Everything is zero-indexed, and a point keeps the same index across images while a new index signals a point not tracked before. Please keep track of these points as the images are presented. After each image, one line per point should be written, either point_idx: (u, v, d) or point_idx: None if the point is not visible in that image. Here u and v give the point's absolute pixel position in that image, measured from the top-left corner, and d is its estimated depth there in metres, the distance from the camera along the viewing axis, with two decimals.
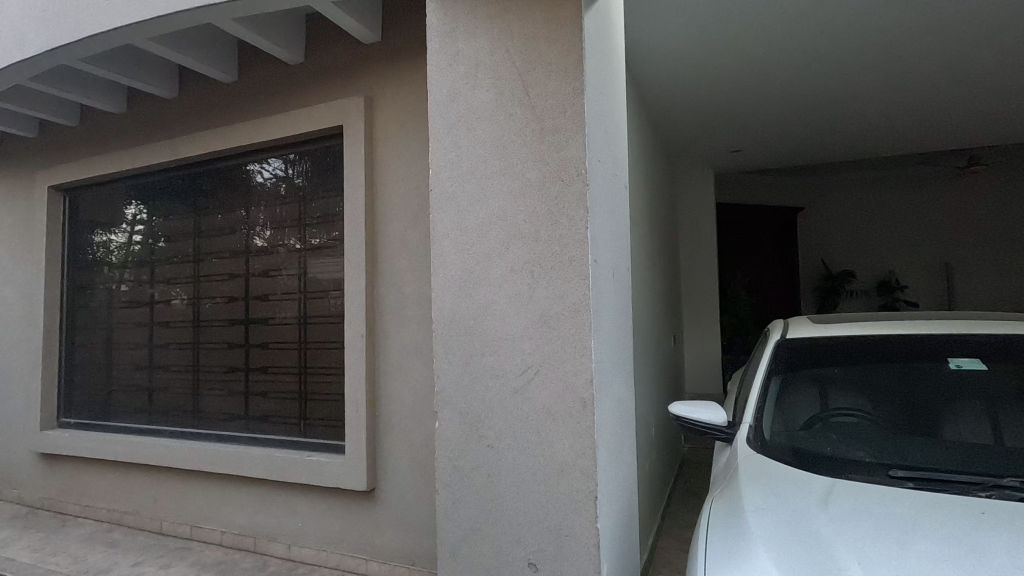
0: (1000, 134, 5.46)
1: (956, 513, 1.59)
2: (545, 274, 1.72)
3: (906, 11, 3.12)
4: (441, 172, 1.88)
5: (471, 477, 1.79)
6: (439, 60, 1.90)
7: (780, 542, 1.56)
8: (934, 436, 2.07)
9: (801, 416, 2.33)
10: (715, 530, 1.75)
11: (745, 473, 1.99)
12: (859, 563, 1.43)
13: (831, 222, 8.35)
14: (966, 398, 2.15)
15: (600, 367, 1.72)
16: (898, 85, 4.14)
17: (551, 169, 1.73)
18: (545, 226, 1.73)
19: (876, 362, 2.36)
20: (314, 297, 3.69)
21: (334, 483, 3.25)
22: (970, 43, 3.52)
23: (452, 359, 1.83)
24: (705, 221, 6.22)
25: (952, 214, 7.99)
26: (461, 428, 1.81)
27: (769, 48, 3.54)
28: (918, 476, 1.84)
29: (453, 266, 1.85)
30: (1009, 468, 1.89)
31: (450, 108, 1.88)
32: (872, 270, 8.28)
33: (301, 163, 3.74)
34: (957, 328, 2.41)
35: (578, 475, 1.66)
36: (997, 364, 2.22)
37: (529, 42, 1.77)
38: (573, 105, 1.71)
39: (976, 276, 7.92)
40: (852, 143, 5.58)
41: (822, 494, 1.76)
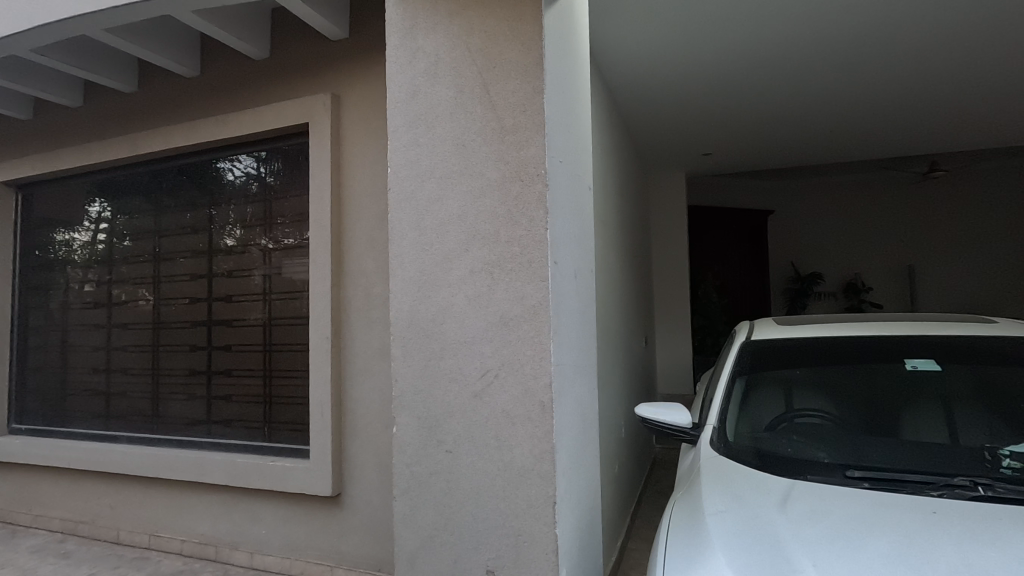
0: (960, 141, 5.64)
1: (908, 513, 1.61)
2: (504, 276, 1.70)
3: (869, 19, 3.19)
4: (400, 171, 1.83)
5: (430, 483, 1.75)
6: (398, 56, 1.85)
7: (737, 544, 1.56)
8: (892, 435, 2.11)
9: (765, 417, 2.35)
10: (675, 532, 1.74)
11: (706, 474, 2.00)
12: (814, 565, 1.43)
13: (801, 225, 8.53)
14: (922, 398, 2.19)
15: (561, 370, 1.70)
16: (863, 92, 4.24)
17: (510, 169, 1.70)
18: (505, 226, 1.70)
19: (837, 363, 2.40)
20: (282, 298, 3.60)
21: (298, 488, 3.17)
22: (931, 53, 3.62)
23: (410, 362, 1.79)
24: (677, 222, 6.27)
25: (916, 218, 8.22)
26: (420, 433, 1.77)
27: (738, 52, 3.57)
28: (873, 477, 1.87)
29: (412, 268, 1.81)
30: (962, 465, 1.92)
31: (410, 106, 1.83)
32: (839, 272, 8.47)
33: (271, 161, 3.65)
34: (914, 330, 2.46)
35: (536, 480, 1.63)
36: (951, 364, 2.27)
37: (489, 41, 1.75)
38: (533, 104, 1.68)
39: (937, 279, 8.18)
40: (819, 148, 5.69)
41: (782, 496, 1.77)
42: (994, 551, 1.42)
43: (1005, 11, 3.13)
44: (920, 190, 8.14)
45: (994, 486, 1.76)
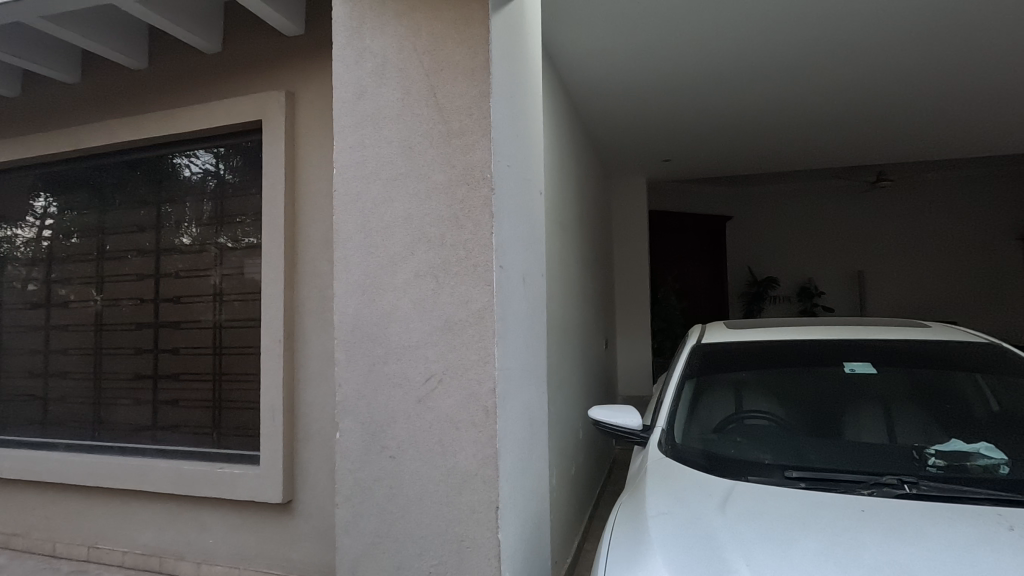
0: (903, 152, 5.90)
1: (841, 512, 1.66)
2: (449, 280, 1.69)
3: (816, 31, 3.30)
4: (346, 172, 1.80)
5: (373, 490, 1.72)
6: (345, 55, 1.82)
7: (677, 546, 1.58)
8: (830, 435, 2.18)
9: (713, 418, 2.40)
10: (618, 534, 1.76)
11: (653, 476, 2.03)
12: (747, 564, 1.46)
13: (757, 230, 8.81)
14: (860, 400, 2.28)
15: (506, 374, 1.70)
16: (814, 101, 4.37)
17: (456, 173, 1.69)
18: (450, 230, 1.69)
19: (782, 365, 2.48)
20: (236, 299, 3.49)
21: (248, 495, 3.07)
22: (874, 65, 3.77)
23: (355, 367, 1.76)
24: (638, 228, 6.37)
25: (865, 225, 8.56)
26: (364, 438, 1.74)
27: (696, 60, 3.62)
28: (810, 477, 1.93)
29: (356, 270, 1.78)
30: (894, 463, 2.00)
31: (356, 107, 1.81)
32: (794, 276, 8.74)
33: (230, 158, 3.52)
34: (853, 335, 2.57)
35: (480, 485, 1.63)
36: (886, 367, 2.38)
37: (436, 43, 1.73)
38: (480, 107, 1.68)
39: (886, 284, 8.50)
40: (773, 156, 5.86)
41: (723, 497, 1.81)
42: (916, 547, 1.48)
43: (942, 28, 3.29)
44: (869, 198, 8.51)
45: (919, 484, 1.83)
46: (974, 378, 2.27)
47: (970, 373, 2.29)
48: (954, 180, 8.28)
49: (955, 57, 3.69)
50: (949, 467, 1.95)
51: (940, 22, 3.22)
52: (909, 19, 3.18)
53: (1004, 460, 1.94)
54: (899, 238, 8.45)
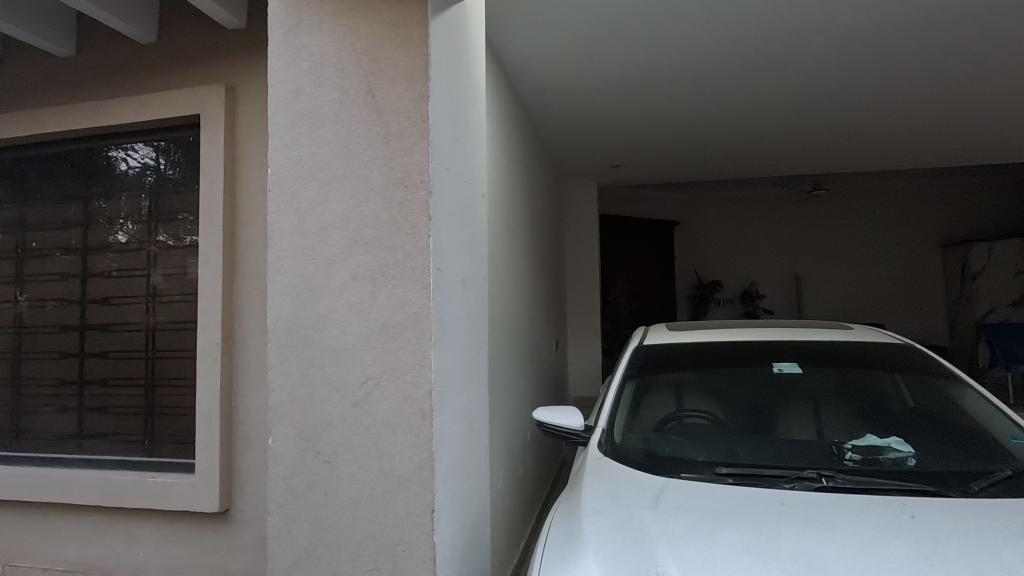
0: (834, 163, 6.23)
1: (762, 507, 1.74)
2: (386, 282, 1.68)
3: (755, 45, 3.44)
4: (281, 171, 1.76)
5: (307, 496, 1.69)
6: (281, 52, 1.78)
7: (608, 545, 1.62)
8: (759, 432, 2.29)
9: (652, 418, 2.48)
10: (554, 533, 1.79)
11: (590, 475, 2.07)
12: (674, 559, 1.52)
13: (704, 235, 9.12)
14: (788, 399, 2.40)
15: (443, 376, 1.70)
16: (755, 111, 4.54)
17: (394, 175, 1.69)
18: (388, 233, 1.69)
19: (717, 366, 2.59)
20: (172, 301, 3.34)
21: (182, 505, 2.95)
22: (805, 80, 3.97)
23: (289, 371, 1.72)
24: (589, 231, 6.51)
25: (803, 232, 9.00)
26: (297, 444, 1.70)
27: (642, 68, 3.70)
28: (738, 472, 2.01)
29: (291, 272, 1.74)
30: (815, 457, 2.11)
31: (292, 106, 1.77)
32: (738, 280, 9.09)
33: (170, 153, 3.37)
34: (783, 337, 2.71)
35: (415, 488, 1.63)
36: (811, 367, 2.51)
37: (375, 44, 1.72)
38: (418, 110, 1.68)
39: (822, 288, 8.95)
40: (717, 164, 6.07)
41: (655, 495, 1.86)
42: (828, 536, 1.56)
43: (869, 46, 3.48)
44: (806, 206, 8.96)
45: (836, 477, 1.94)
46: (894, 378, 2.43)
47: (890, 374, 2.45)
48: (883, 190, 8.83)
49: (881, 75, 3.90)
50: (864, 460, 2.07)
51: (868, 41, 3.41)
52: (839, 36, 3.35)
53: (912, 452, 2.08)
54: (833, 244, 8.93)
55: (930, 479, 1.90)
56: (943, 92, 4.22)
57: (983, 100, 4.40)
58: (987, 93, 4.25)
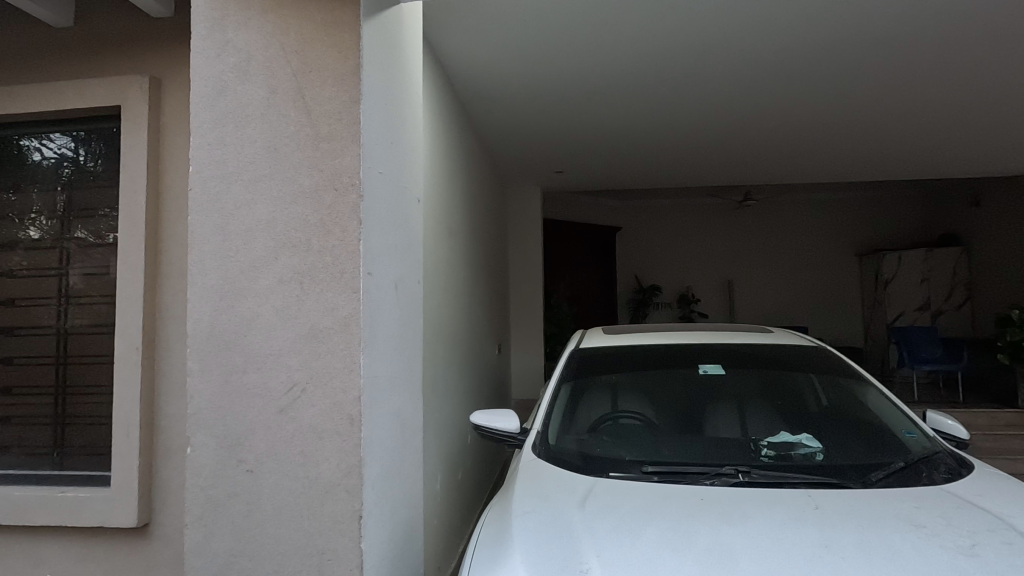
0: (762, 176, 6.56)
1: (682, 504, 1.82)
2: (314, 286, 1.65)
3: (690, 60, 3.55)
4: (203, 170, 1.70)
5: (227, 507, 1.64)
6: (205, 47, 1.72)
7: (534, 545, 1.65)
8: (685, 432, 2.39)
9: (586, 419, 2.55)
10: (484, 536, 1.81)
11: (523, 477, 2.10)
12: (596, 556, 1.57)
13: (644, 242, 9.44)
14: (712, 400, 2.52)
15: (373, 381, 1.69)
16: (692, 123, 4.69)
17: (324, 177, 1.67)
18: (316, 235, 1.66)
19: (647, 368, 2.69)
20: (89, 302, 3.10)
21: (95, 521, 2.76)
22: (733, 97, 4.15)
23: (209, 376, 1.66)
24: (532, 235, 6.59)
25: (736, 239, 9.48)
26: (217, 452, 1.65)
27: (584, 76, 3.75)
28: (663, 470, 2.10)
29: (213, 275, 1.68)
30: (734, 454, 2.22)
31: (216, 103, 1.71)
32: (675, 284, 9.44)
33: (92, 144, 3.13)
34: (709, 339, 2.85)
35: (342, 495, 1.61)
36: (733, 368, 2.65)
37: (305, 44, 1.69)
38: (349, 113, 1.67)
39: (752, 293, 9.43)
40: (656, 172, 6.27)
41: (583, 495, 1.92)
42: (740, 529, 1.65)
43: (795, 66, 3.67)
44: (738, 215, 9.45)
45: (751, 472, 2.06)
46: (809, 378, 2.60)
47: (804, 374, 2.62)
48: (807, 202, 9.42)
49: (807, 93, 4.12)
50: (778, 456, 2.21)
51: (794, 61, 3.59)
52: (769, 55, 3.51)
53: (820, 448, 2.23)
54: (762, 251, 9.44)
55: (835, 472, 2.05)
56: (857, 112, 4.51)
57: (896, 121, 4.74)
58: (898, 115, 4.59)
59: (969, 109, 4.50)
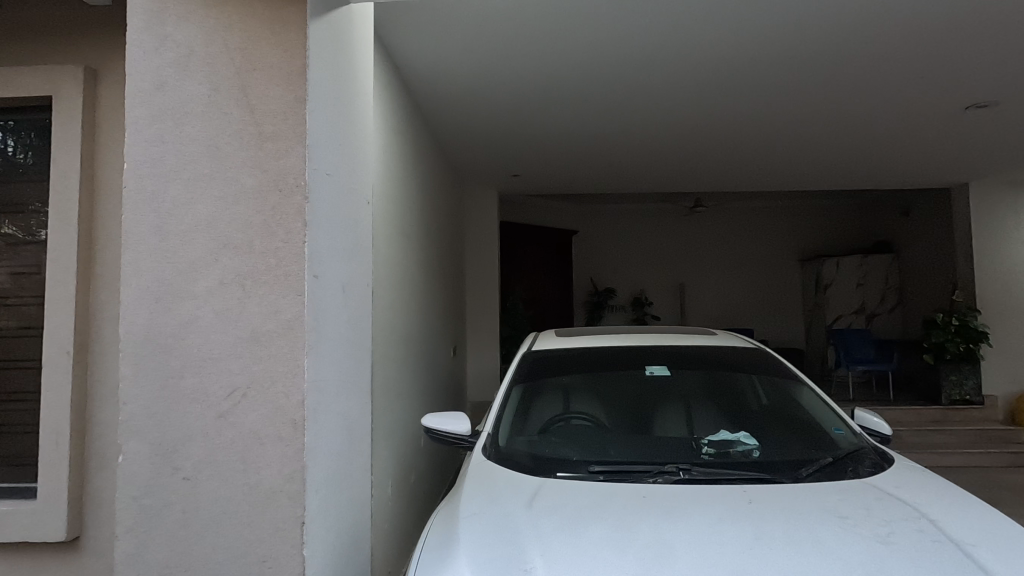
0: (710, 183, 6.80)
1: (625, 501, 1.88)
2: (256, 289, 1.63)
3: (640, 68, 3.63)
4: (139, 167, 1.64)
5: (162, 516, 1.59)
6: (143, 40, 1.66)
7: (480, 546, 1.67)
8: (632, 432, 2.46)
9: (538, 420, 2.58)
10: (431, 538, 1.81)
11: (472, 479, 2.11)
12: (541, 554, 1.60)
13: (599, 246, 9.64)
14: (658, 401, 2.60)
15: (318, 385, 1.67)
16: (644, 130, 4.80)
17: (268, 178, 1.64)
18: (260, 237, 1.63)
19: (596, 371, 2.75)
20: (17, 303, 2.87)
21: (17, 535, 2.59)
22: (684, 106, 4.28)
23: (143, 382, 1.60)
24: (488, 238, 6.62)
25: (687, 243, 9.79)
26: (152, 460, 1.60)
27: (538, 81, 3.80)
28: (609, 470, 2.16)
29: (149, 276, 1.63)
30: (677, 453, 2.30)
31: (154, 98, 1.66)
32: (629, 287, 9.65)
33: (21, 134, 2.90)
34: (656, 341, 2.94)
35: (285, 501, 1.59)
36: (678, 369, 2.74)
37: (249, 41, 1.66)
38: (295, 113, 1.65)
39: (702, 296, 9.75)
40: (610, 177, 6.41)
41: (531, 495, 1.95)
42: (678, 524, 1.72)
43: (739, 78, 3.81)
44: (689, 221, 9.77)
45: (691, 469, 2.14)
46: (748, 379, 2.72)
47: (744, 374, 2.74)
48: (753, 210, 9.82)
49: (750, 105, 4.29)
50: (717, 453, 2.30)
51: (737, 73, 3.74)
52: (714, 66, 3.63)
53: (756, 445, 2.34)
54: (711, 255, 9.78)
55: (769, 468, 2.15)
56: (798, 124, 4.73)
57: (832, 134, 5.00)
58: (835, 127, 4.84)
59: (898, 125, 4.80)
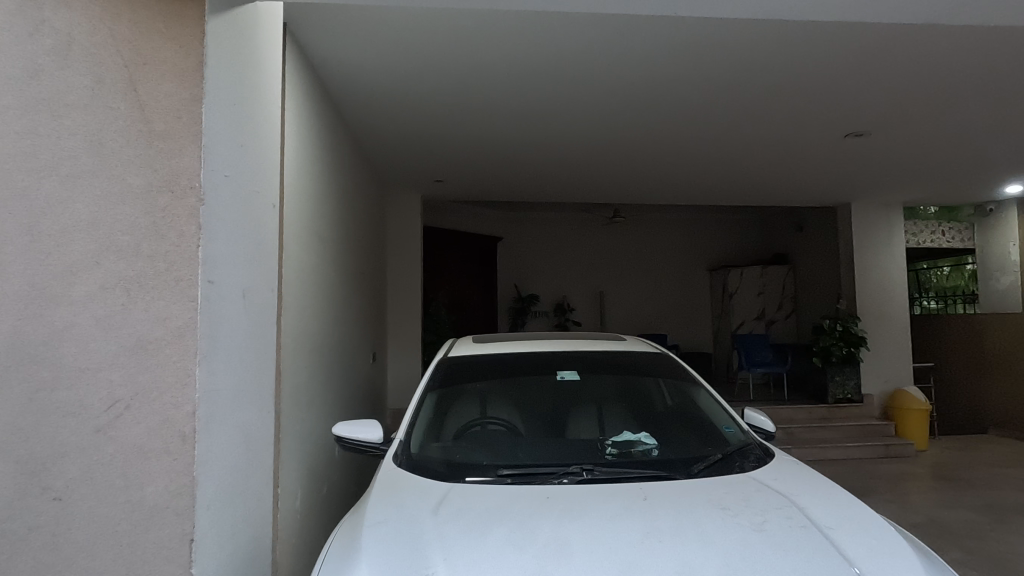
0: (626, 195, 7.12)
1: (529, 503, 1.94)
2: (144, 294, 1.55)
3: (557, 81, 3.75)
4: (6, 161, 1.50)
5: (27, 541, 1.47)
6: (14, 23, 1.52)
7: (382, 554, 1.66)
8: (543, 436, 2.53)
9: (453, 426, 2.60)
10: (334, 549, 1.78)
11: (380, 488, 2.09)
12: (443, 559, 1.62)
13: (523, 253, 9.83)
14: (569, 405, 2.69)
15: (212, 394, 1.61)
16: (563, 141, 4.95)
17: (158, 178, 1.57)
18: (149, 240, 1.56)
19: (510, 377, 2.81)
20: None
21: None
22: (600, 122, 4.50)
23: (6, 395, 1.47)
24: (410, 243, 6.57)
25: (607, 252, 10.19)
26: (16, 480, 1.47)
27: (459, 88, 3.83)
28: (517, 473, 2.21)
29: (15, 280, 1.49)
30: (583, 454, 2.40)
31: (26, 87, 1.53)
32: (552, 294, 9.89)
33: None
34: (568, 347, 3.04)
35: (171, 518, 1.52)
36: (587, 373, 2.86)
37: (139, 33, 1.58)
38: (190, 111, 1.59)
39: (620, 303, 10.16)
40: (532, 186, 6.55)
41: (438, 501, 1.96)
42: (576, 523, 1.79)
43: (648, 97, 4.02)
44: (609, 230, 10.19)
45: (594, 469, 2.24)
46: (652, 382, 2.88)
47: (648, 378, 2.90)
48: (668, 221, 10.39)
49: (660, 122, 4.53)
50: (620, 453, 2.42)
51: (644, 92, 3.93)
52: (625, 84, 3.80)
53: (655, 444, 2.49)
54: (628, 264, 10.24)
55: (665, 465, 2.30)
56: (703, 142, 5.07)
57: (733, 152, 5.38)
58: (734, 147, 5.22)
59: (788, 147, 5.26)
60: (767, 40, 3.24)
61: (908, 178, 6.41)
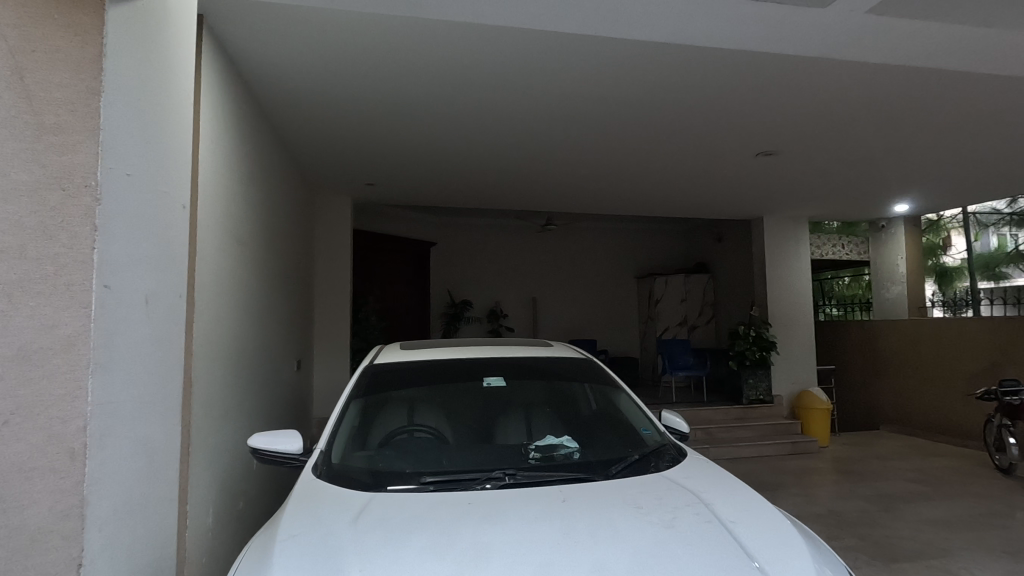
0: (557, 204, 7.28)
1: (450, 510, 1.94)
2: (28, 299, 1.43)
3: (488, 90, 3.80)
4: None
5: None
6: None
7: (294, 568, 1.61)
8: (469, 443, 2.53)
9: (378, 435, 2.56)
10: (243, 567, 1.71)
11: (296, 500, 2.02)
12: (360, 569, 1.59)
13: (457, 258, 9.81)
14: (495, 411, 2.71)
15: (106, 407, 1.51)
16: (495, 149, 5.01)
17: (47, 174, 1.46)
18: (36, 241, 1.45)
19: (437, 384, 2.80)
20: None
21: None
22: (531, 133, 4.61)
23: None
24: (339, 246, 6.39)
25: (540, 258, 10.36)
26: None
27: (388, 92, 3.80)
28: (441, 479, 2.21)
29: None
30: (507, 459, 2.42)
31: None
32: (485, 300, 9.92)
33: None
34: (495, 353, 3.07)
35: (56, 542, 1.41)
36: (514, 379, 2.89)
37: (29, 18, 1.47)
38: (86, 104, 1.49)
39: (552, 309, 10.35)
40: (464, 192, 6.57)
41: (357, 512, 1.92)
42: (495, 528, 1.82)
43: (577, 109, 4.15)
44: (542, 237, 10.37)
45: (516, 473, 2.27)
46: (576, 388, 2.96)
47: (572, 383, 2.98)
48: (598, 230, 10.71)
49: (588, 134, 4.69)
50: (543, 457, 2.47)
51: (574, 105, 4.06)
52: (554, 96, 3.91)
53: (577, 447, 2.55)
54: (560, 270, 10.46)
55: (585, 467, 2.37)
56: (630, 155, 5.29)
57: (657, 166, 5.64)
58: (658, 161, 5.48)
59: (707, 163, 5.59)
60: (685, 62, 3.45)
61: (811, 195, 6.97)
